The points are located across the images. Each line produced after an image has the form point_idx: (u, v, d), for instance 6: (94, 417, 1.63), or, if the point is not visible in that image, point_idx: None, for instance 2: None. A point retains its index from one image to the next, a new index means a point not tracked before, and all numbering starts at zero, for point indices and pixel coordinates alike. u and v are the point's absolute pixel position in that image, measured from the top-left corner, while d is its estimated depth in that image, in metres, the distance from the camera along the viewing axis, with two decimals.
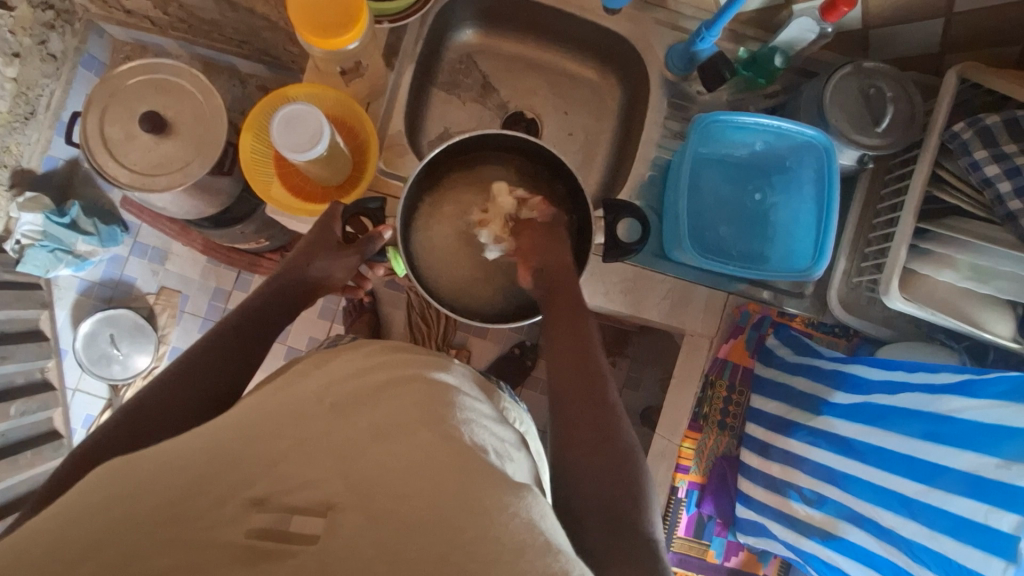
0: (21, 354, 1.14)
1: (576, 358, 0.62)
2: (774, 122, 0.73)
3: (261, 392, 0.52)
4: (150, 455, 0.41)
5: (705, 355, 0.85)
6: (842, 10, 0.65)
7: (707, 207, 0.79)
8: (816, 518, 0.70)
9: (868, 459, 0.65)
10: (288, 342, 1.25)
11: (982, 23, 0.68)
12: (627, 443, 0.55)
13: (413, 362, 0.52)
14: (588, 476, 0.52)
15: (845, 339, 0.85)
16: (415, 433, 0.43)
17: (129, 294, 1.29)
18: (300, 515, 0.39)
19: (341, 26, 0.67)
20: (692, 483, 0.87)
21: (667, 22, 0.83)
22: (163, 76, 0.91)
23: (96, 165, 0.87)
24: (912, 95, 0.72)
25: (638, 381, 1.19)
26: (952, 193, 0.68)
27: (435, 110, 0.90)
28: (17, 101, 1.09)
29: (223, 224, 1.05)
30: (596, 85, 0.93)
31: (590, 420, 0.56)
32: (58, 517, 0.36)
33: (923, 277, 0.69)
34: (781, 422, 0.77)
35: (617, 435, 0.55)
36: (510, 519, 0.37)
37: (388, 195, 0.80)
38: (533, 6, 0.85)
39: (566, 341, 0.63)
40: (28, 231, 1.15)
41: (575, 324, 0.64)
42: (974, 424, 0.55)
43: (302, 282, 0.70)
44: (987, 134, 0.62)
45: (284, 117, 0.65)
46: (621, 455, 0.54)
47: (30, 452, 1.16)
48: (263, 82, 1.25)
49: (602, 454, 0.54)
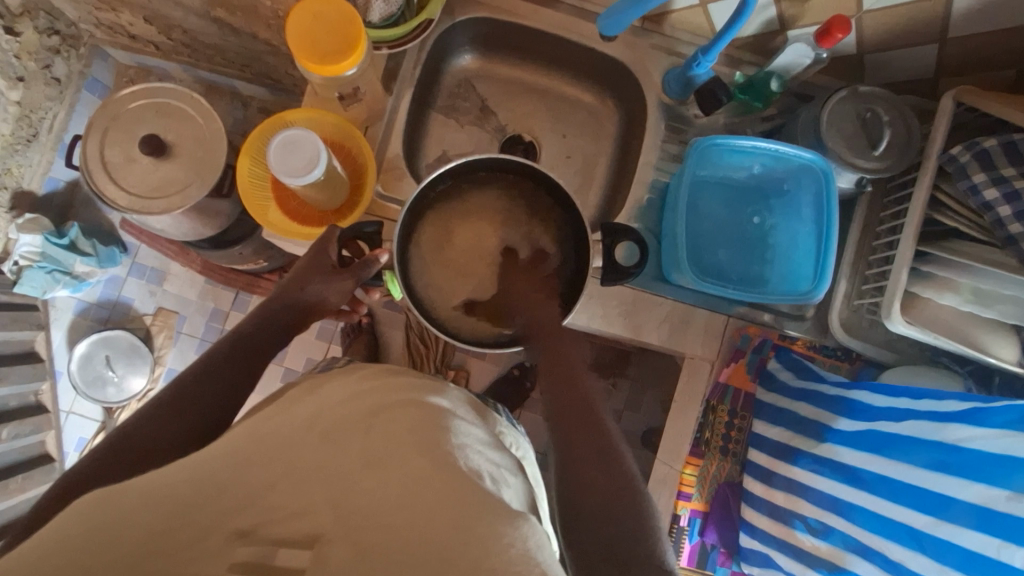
0: (15, 376, 1.14)
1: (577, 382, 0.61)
2: (772, 145, 0.72)
3: (253, 416, 0.51)
4: (132, 487, 0.40)
5: (706, 379, 0.83)
6: (836, 37, 0.65)
7: (706, 230, 0.79)
8: (822, 549, 0.68)
9: (875, 489, 0.63)
10: (285, 363, 1.25)
11: (976, 48, 0.68)
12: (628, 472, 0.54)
13: (408, 386, 0.51)
14: (593, 507, 0.51)
15: (848, 362, 0.83)
16: (406, 461, 0.42)
17: (126, 314, 1.28)
18: (285, 548, 0.39)
19: (339, 52, 0.68)
20: (695, 511, 0.85)
21: (664, 47, 0.84)
22: (164, 100, 0.92)
23: (95, 188, 0.87)
24: (909, 118, 0.72)
25: (639, 403, 1.17)
26: (951, 215, 0.68)
27: (433, 133, 0.90)
28: (20, 123, 1.09)
29: (222, 246, 1.05)
30: (595, 109, 0.93)
31: (591, 452, 0.55)
32: (33, 552, 0.35)
33: (924, 300, 0.69)
34: (783, 449, 0.75)
35: (614, 463, 0.54)
36: (506, 549, 0.36)
37: (386, 219, 0.80)
38: (531, 32, 0.86)
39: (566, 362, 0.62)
40: (26, 251, 1.14)
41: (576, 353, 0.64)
42: (979, 454, 0.54)
43: (296, 305, 0.69)
44: (985, 157, 0.62)
45: (282, 141, 0.65)
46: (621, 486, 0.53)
47: (20, 477, 1.14)
48: (265, 104, 1.26)
49: (603, 482, 0.53)
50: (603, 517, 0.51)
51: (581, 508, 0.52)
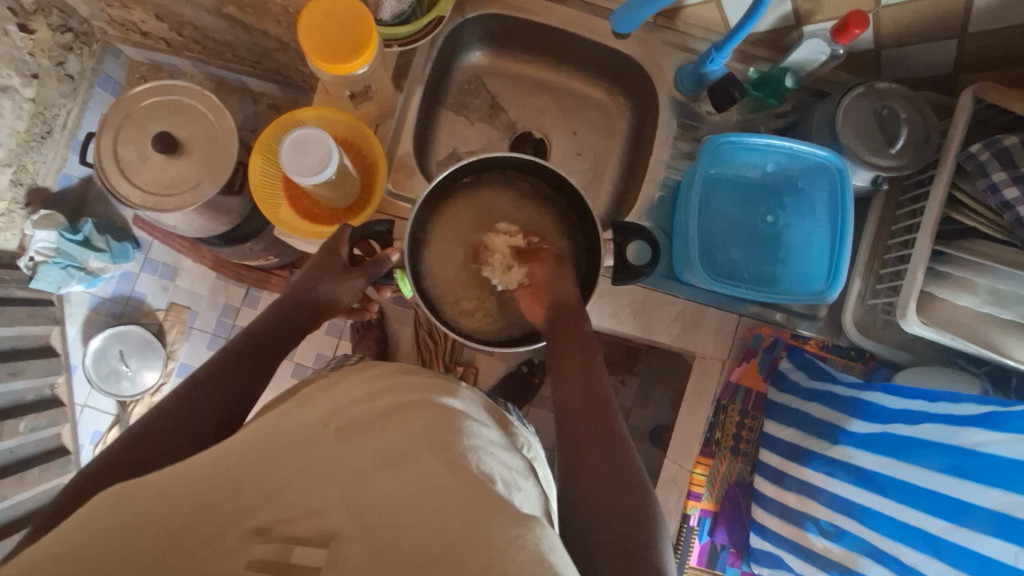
0: (32, 369, 1.16)
1: (583, 381, 0.62)
2: (787, 143, 0.72)
3: (265, 416, 0.51)
4: (151, 482, 0.40)
5: (715, 380, 0.83)
6: (855, 33, 0.64)
7: (719, 229, 0.78)
8: (834, 552, 0.68)
9: (888, 493, 0.63)
10: (296, 359, 1.26)
11: (995, 46, 0.67)
12: (637, 469, 0.54)
13: (418, 386, 0.52)
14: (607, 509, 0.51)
15: (861, 363, 0.82)
16: (418, 461, 0.42)
17: (140, 310, 1.29)
18: (302, 545, 0.39)
19: (351, 51, 0.68)
20: (704, 510, 0.84)
21: (677, 43, 0.83)
22: (176, 98, 0.92)
23: (107, 186, 0.88)
24: (927, 115, 0.71)
25: (648, 401, 1.17)
26: (968, 214, 0.66)
27: (444, 130, 0.90)
28: (35, 120, 1.10)
29: (233, 242, 1.06)
30: (606, 106, 0.92)
31: (595, 444, 0.56)
32: (54, 548, 0.35)
33: (941, 301, 0.68)
34: (795, 450, 0.75)
35: (619, 454, 0.55)
36: (519, 552, 0.36)
37: (396, 217, 0.79)
38: (541, 28, 0.85)
39: (570, 367, 0.63)
40: (42, 247, 1.16)
41: (586, 352, 0.65)
42: (998, 459, 0.53)
43: (307, 304, 0.70)
44: (1005, 155, 0.61)
45: (294, 140, 0.65)
46: (626, 486, 0.53)
47: (37, 469, 1.16)
48: (275, 101, 1.26)
49: (612, 490, 0.53)
50: (608, 514, 0.51)
51: (591, 506, 0.52)
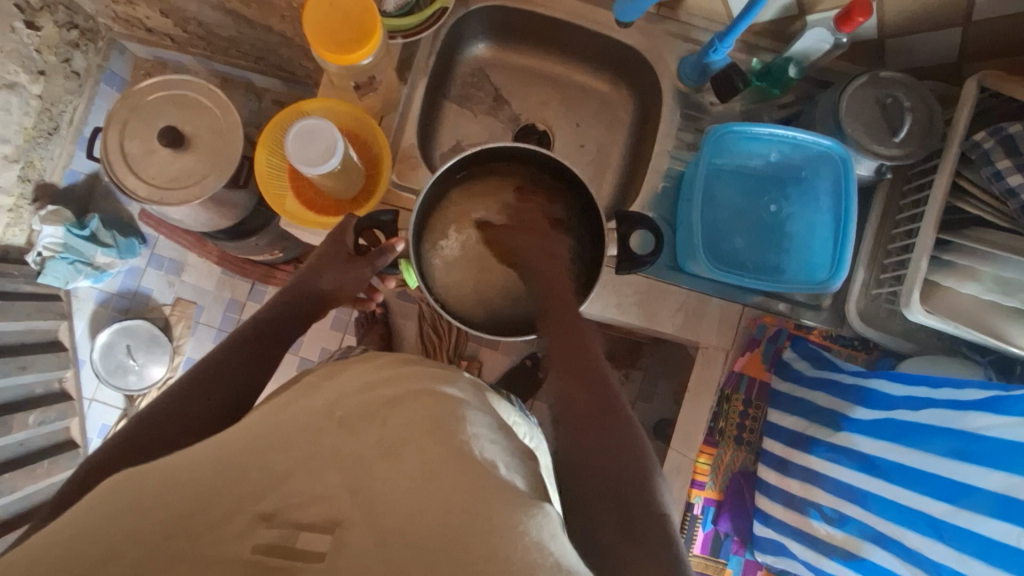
0: (41, 363, 1.16)
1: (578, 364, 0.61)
2: (789, 132, 0.72)
3: (273, 402, 0.52)
4: (156, 470, 0.41)
5: (719, 368, 0.84)
6: (857, 21, 0.64)
7: (722, 218, 0.78)
8: (837, 538, 0.68)
9: (892, 479, 0.63)
10: (301, 352, 1.26)
11: (998, 34, 0.67)
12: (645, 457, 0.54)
13: (421, 375, 0.52)
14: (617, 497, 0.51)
15: (865, 352, 0.83)
16: (422, 446, 0.43)
17: (146, 304, 1.30)
18: (308, 532, 0.38)
19: (355, 41, 0.68)
20: (707, 499, 0.84)
21: (680, 34, 0.83)
22: (182, 92, 0.93)
23: (115, 180, 0.89)
24: (931, 103, 0.71)
25: (651, 394, 1.17)
26: (973, 202, 0.66)
27: (447, 122, 0.90)
28: (42, 116, 1.11)
29: (238, 236, 1.06)
30: (609, 98, 0.93)
31: (603, 431, 0.55)
32: (64, 532, 0.36)
33: (945, 289, 0.68)
34: (798, 438, 0.75)
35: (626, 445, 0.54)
36: (520, 536, 0.37)
37: (401, 208, 0.80)
38: (544, 20, 0.85)
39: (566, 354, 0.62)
40: (49, 243, 1.17)
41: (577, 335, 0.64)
42: (1000, 442, 0.53)
43: (313, 293, 0.71)
44: (1010, 143, 0.61)
45: (299, 131, 0.65)
46: (636, 474, 0.52)
47: (47, 462, 1.17)
48: (279, 97, 1.26)
49: (620, 472, 0.52)
50: (618, 497, 0.50)
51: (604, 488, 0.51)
